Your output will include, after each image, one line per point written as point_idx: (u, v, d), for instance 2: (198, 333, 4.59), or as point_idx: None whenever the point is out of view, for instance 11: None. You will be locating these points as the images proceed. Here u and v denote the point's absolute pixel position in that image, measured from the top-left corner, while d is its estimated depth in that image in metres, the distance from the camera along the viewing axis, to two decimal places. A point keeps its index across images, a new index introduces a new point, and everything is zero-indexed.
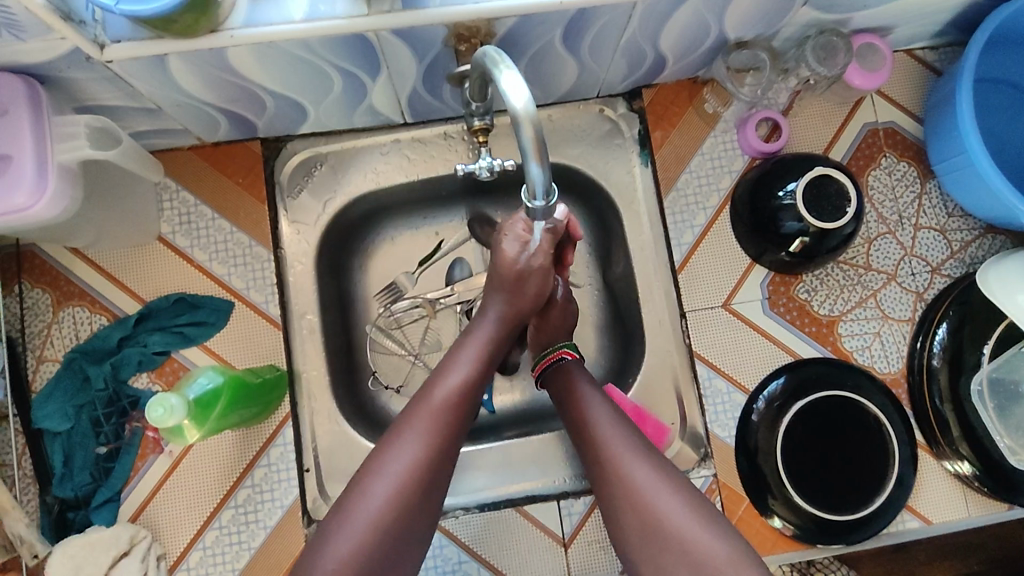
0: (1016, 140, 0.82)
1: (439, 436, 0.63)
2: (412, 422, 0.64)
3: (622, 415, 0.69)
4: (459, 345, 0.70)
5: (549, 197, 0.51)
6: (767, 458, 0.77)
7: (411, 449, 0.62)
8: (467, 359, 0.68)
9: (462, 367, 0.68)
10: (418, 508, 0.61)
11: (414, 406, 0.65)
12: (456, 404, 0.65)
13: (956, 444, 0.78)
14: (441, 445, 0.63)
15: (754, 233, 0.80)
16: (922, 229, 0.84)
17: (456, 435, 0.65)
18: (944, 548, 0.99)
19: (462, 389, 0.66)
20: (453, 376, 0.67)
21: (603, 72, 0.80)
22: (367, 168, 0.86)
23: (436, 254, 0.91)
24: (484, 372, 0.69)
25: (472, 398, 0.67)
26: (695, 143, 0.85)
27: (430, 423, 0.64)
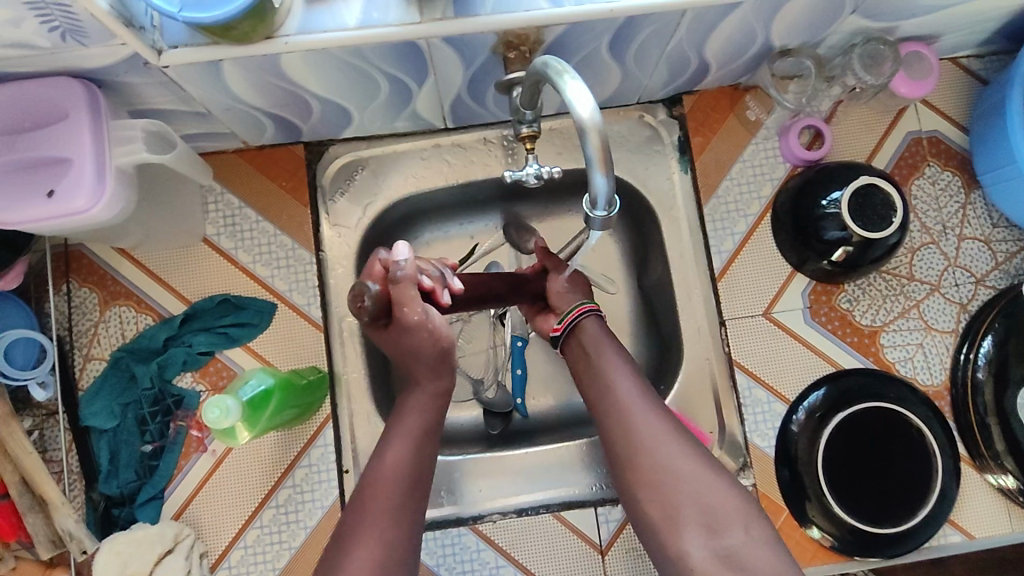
0: None
1: (388, 540, 0.59)
2: (361, 528, 0.59)
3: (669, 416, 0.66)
4: (396, 418, 0.64)
5: (610, 207, 0.50)
6: (808, 468, 0.77)
7: (367, 550, 0.57)
8: (408, 432, 0.63)
9: (403, 447, 0.63)
10: None
11: (359, 507, 0.60)
12: (404, 488, 0.61)
13: (1001, 458, 0.77)
14: (394, 550, 0.59)
15: (796, 242, 0.80)
16: (967, 240, 0.83)
17: (412, 524, 0.61)
18: (981, 562, 0.98)
19: (406, 472, 0.62)
20: (388, 462, 0.62)
21: (645, 78, 0.80)
22: (407, 172, 0.87)
23: (472, 257, 0.92)
24: (424, 451, 0.63)
25: (420, 475, 0.62)
26: (736, 150, 0.85)
27: (383, 518, 0.59)
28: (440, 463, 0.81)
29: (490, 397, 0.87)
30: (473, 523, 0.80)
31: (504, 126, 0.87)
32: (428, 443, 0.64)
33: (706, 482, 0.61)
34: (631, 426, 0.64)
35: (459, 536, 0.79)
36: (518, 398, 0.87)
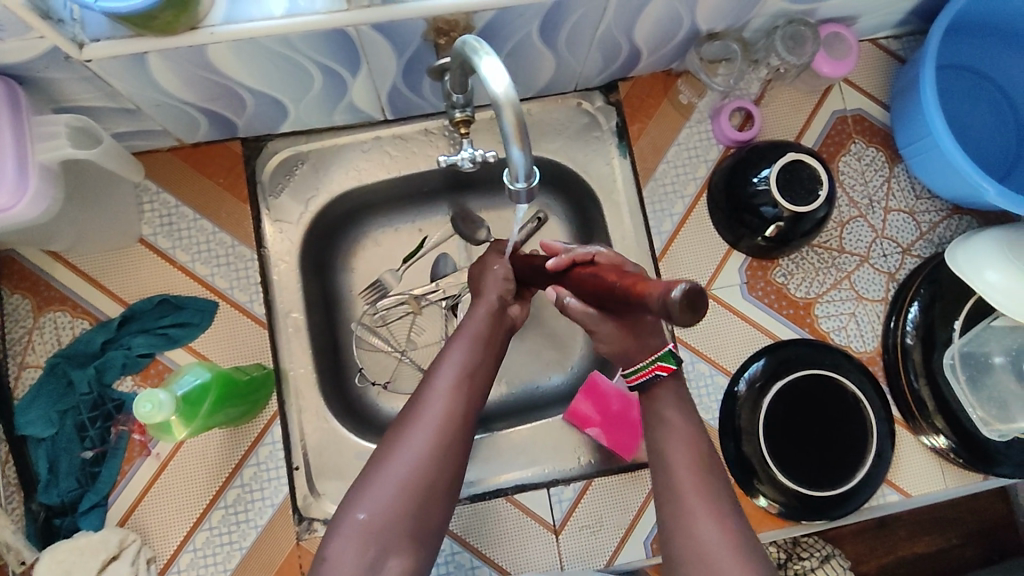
0: (979, 124, 0.84)
1: (451, 422, 0.63)
2: (425, 409, 0.63)
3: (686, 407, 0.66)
4: (461, 329, 0.69)
5: (530, 179, 0.52)
6: (750, 438, 0.79)
7: (428, 427, 0.62)
8: (470, 336, 0.68)
9: (466, 347, 0.67)
10: (443, 473, 0.61)
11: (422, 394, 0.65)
12: (466, 384, 0.65)
13: (931, 418, 0.80)
14: (456, 431, 0.63)
15: (730, 219, 0.83)
16: (892, 212, 0.86)
17: (470, 417, 0.65)
18: (924, 523, 1.02)
19: (468, 367, 0.66)
20: (453, 357, 0.66)
21: (579, 65, 0.81)
22: (349, 166, 0.87)
23: (421, 250, 0.92)
24: (485, 353, 0.68)
25: (477, 377, 0.66)
26: (672, 133, 0.87)
27: (444, 403, 0.63)
28: None
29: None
30: None
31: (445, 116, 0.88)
32: (489, 352, 0.68)
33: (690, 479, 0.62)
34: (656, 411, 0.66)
35: None
36: None
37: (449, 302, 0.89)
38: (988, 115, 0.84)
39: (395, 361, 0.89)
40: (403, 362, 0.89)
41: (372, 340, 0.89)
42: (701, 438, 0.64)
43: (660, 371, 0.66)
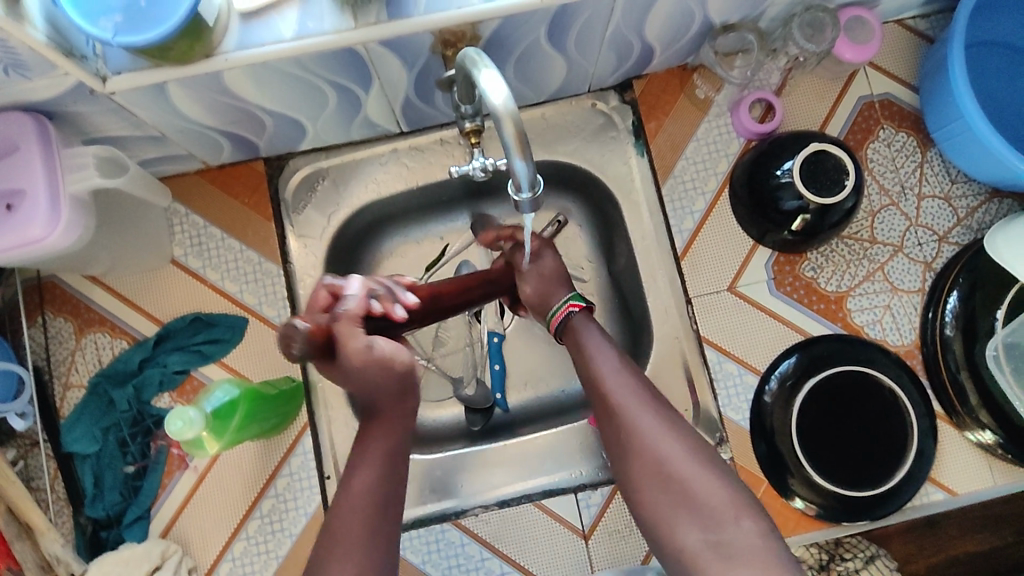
0: (1015, 102, 0.81)
1: (363, 564, 0.55)
2: (337, 545, 0.56)
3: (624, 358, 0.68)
4: (364, 446, 0.59)
5: (535, 188, 0.52)
6: (783, 437, 0.77)
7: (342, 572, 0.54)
8: (371, 459, 0.58)
9: (369, 472, 0.58)
10: None
11: (332, 519, 0.57)
12: (374, 514, 0.57)
13: (975, 412, 0.77)
14: (371, 572, 0.55)
15: (754, 213, 0.80)
16: (926, 198, 0.83)
17: (383, 562, 0.56)
18: (976, 521, 0.98)
19: (371, 496, 0.58)
20: (358, 477, 0.58)
21: (591, 65, 0.80)
22: (368, 179, 0.88)
23: (442, 259, 0.94)
24: (391, 476, 0.59)
25: (385, 502, 0.58)
26: (690, 129, 0.86)
27: (355, 543, 0.56)
28: (422, 462, 0.82)
29: (470, 394, 0.88)
30: (456, 518, 0.79)
31: None
32: (391, 480, 0.59)
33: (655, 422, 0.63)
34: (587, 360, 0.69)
35: (443, 532, 0.79)
36: (498, 393, 0.88)
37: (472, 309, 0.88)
38: None
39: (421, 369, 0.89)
40: (429, 370, 0.89)
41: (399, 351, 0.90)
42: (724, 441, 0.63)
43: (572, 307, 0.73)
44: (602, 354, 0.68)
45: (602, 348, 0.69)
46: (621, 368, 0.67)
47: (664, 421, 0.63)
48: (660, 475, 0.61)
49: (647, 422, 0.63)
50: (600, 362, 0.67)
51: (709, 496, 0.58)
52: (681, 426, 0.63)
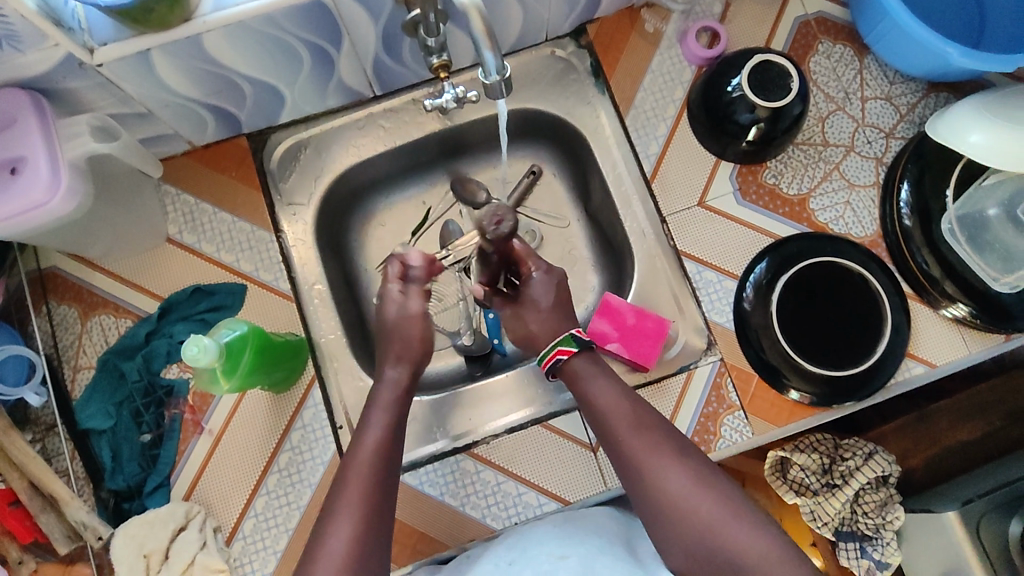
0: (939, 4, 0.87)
1: (372, 499, 0.64)
2: (345, 496, 0.63)
3: (652, 411, 0.70)
4: (368, 406, 0.72)
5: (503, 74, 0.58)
6: (766, 332, 0.81)
7: (350, 517, 0.62)
8: (380, 421, 0.70)
9: (377, 428, 0.69)
10: (374, 548, 0.62)
11: (341, 480, 0.65)
12: (384, 454, 0.67)
13: (942, 285, 0.82)
14: (377, 507, 0.64)
15: (712, 129, 0.86)
16: (870, 100, 0.89)
17: (384, 498, 0.65)
18: (963, 409, 1.06)
19: (380, 452, 0.67)
20: (368, 435, 0.68)
21: (545, 11, 0.86)
22: (349, 144, 0.93)
23: (427, 222, 1.01)
24: (397, 428, 0.70)
25: (391, 459, 0.67)
26: (644, 62, 0.91)
27: (360, 488, 0.64)
28: (428, 402, 0.85)
29: (467, 343, 0.93)
30: (468, 449, 0.82)
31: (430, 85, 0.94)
32: (394, 426, 0.70)
33: (697, 484, 0.64)
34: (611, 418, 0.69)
35: (457, 463, 0.82)
36: (494, 338, 0.94)
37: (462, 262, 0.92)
38: None
39: None
40: None
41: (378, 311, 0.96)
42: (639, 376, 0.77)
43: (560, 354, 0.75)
44: (620, 407, 0.70)
45: (620, 396, 0.70)
46: (649, 421, 0.68)
47: (696, 476, 0.65)
48: (700, 534, 0.63)
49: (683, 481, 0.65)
50: (627, 413, 0.69)
51: (744, 546, 0.61)
52: (720, 484, 0.65)
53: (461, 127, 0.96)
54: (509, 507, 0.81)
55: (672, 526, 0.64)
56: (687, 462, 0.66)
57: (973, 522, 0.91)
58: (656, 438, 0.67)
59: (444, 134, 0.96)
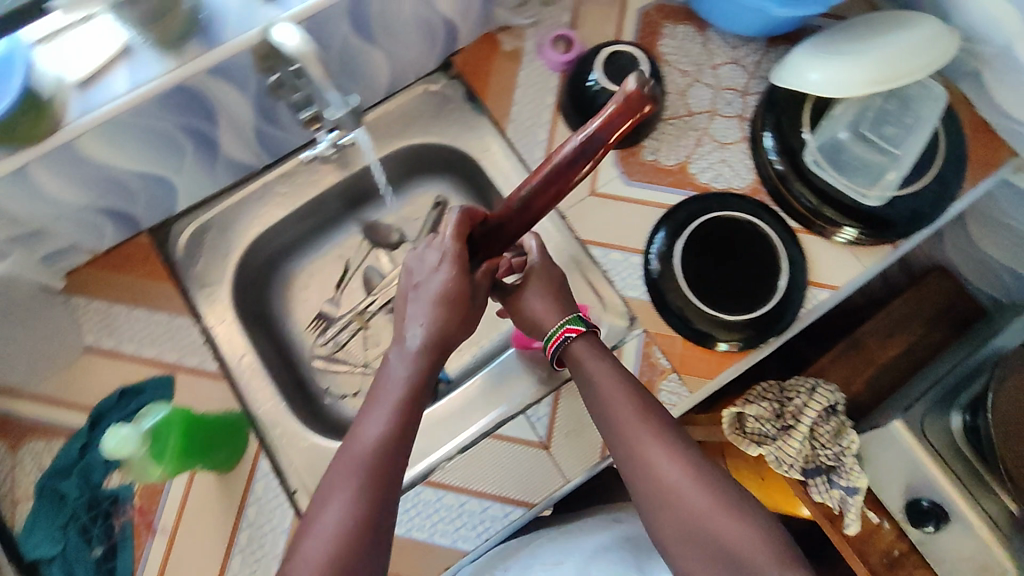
0: None
1: (372, 486, 0.59)
2: (339, 484, 0.59)
3: (642, 394, 0.71)
4: (370, 386, 0.67)
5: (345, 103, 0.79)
6: (677, 295, 0.86)
7: (343, 501, 0.58)
8: (387, 407, 0.64)
9: (377, 416, 0.63)
10: (374, 536, 0.58)
11: (332, 467, 0.61)
12: (393, 442, 0.62)
13: (823, 212, 0.87)
14: (378, 496, 0.59)
15: (585, 123, 0.92)
16: (720, 67, 0.96)
17: (388, 488, 0.60)
18: (887, 326, 1.12)
19: (388, 445, 0.61)
20: (372, 423, 0.63)
21: (408, 53, 0.91)
22: (251, 216, 0.94)
23: (348, 274, 1.03)
24: (409, 412, 0.64)
25: (394, 451, 0.61)
26: (514, 76, 0.96)
27: (357, 478, 0.59)
28: None
29: None
30: (425, 479, 0.82)
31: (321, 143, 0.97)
32: (407, 404, 0.64)
33: (686, 471, 0.65)
34: (608, 404, 0.70)
35: (417, 495, 0.81)
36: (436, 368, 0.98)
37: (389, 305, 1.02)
38: None
39: (360, 374, 0.99)
40: (368, 373, 0.99)
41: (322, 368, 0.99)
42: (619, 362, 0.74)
43: (570, 332, 0.74)
44: (618, 406, 0.70)
45: (618, 382, 0.71)
46: (639, 407, 0.69)
47: (683, 463, 0.66)
48: (686, 523, 0.64)
49: (671, 467, 0.66)
50: (613, 394, 0.70)
51: (732, 537, 0.62)
52: (704, 468, 0.66)
53: (356, 175, 0.99)
54: (478, 526, 0.80)
55: (664, 516, 0.65)
56: (676, 454, 0.67)
57: (918, 425, 0.96)
58: (643, 422, 0.68)
59: (344, 183, 0.99)
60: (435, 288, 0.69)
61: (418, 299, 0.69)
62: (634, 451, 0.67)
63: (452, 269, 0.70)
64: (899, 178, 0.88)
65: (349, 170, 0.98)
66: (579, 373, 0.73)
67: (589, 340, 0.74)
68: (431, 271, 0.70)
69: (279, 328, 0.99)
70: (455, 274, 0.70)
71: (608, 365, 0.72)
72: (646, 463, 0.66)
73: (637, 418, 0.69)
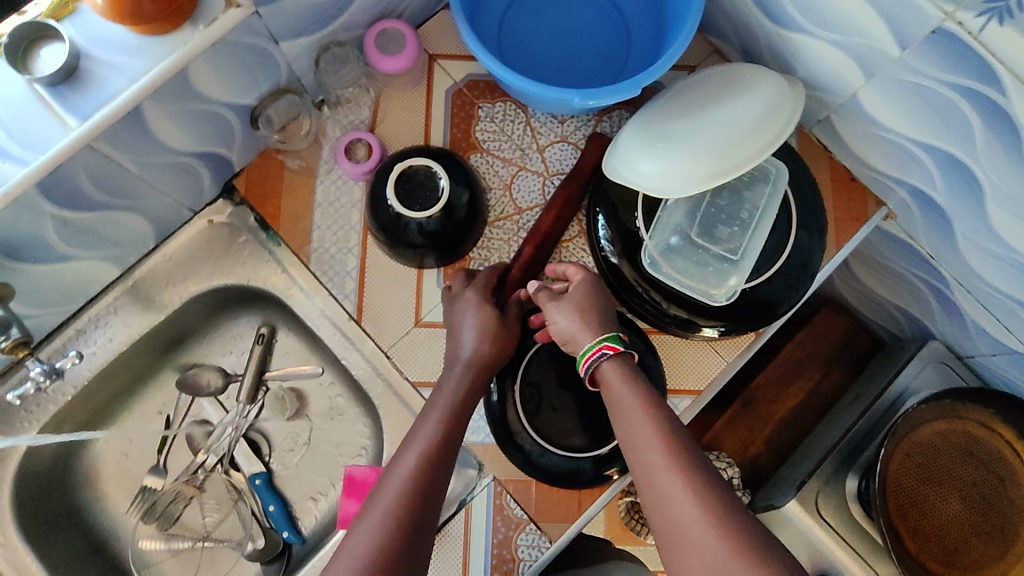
0: (579, 30, 0.81)
1: (414, 505, 0.59)
2: (366, 516, 0.58)
3: (668, 413, 0.60)
4: (431, 399, 0.68)
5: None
6: (522, 433, 0.76)
7: (375, 529, 0.57)
8: (423, 435, 0.64)
9: (424, 437, 0.63)
10: (398, 573, 0.55)
11: (383, 483, 0.61)
12: (434, 462, 0.62)
13: (668, 312, 0.77)
14: (412, 525, 0.58)
15: (393, 248, 0.77)
16: (547, 148, 0.84)
17: (424, 517, 0.59)
18: (781, 377, 1.06)
19: (430, 456, 0.62)
20: (416, 444, 0.63)
21: (165, 196, 0.76)
22: (20, 410, 0.80)
23: (170, 434, 0.88)
24: (450, 436, 0.64)
25: (435, 474, 0.61)
26: (308, 198, 0.82)
27: (409, 494, 0.59)
28: None
29: (257, 547, 0.86)
30: None
31: (99, 302, 0.82)
32: (443, 436, 0.64)
33: (708, 508, 0.53)
34: (626, 423, 0.60)
35: None
36: (285, 531, 0.86)
37: (223, 464, 0.88)
38: (583, 13, 0.81)
39: (199, 551, 0.87)
40: (208, 548, 0.87)
41: (159, 550, 0.86)
42: (630, 381, 0.62)
43: (605, 348, 0.64)
44: (638, 428, 0.59)
45: (640, 396, 0.61)
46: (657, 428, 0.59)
47: (701, 500, 0.54)
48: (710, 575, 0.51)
49: (687, 507, 0.54)
50: (633, 408, 0.60)
51: None
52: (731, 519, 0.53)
53: (175, 314, 0.84)
54: None
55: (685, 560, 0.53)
56: (706, 499, 0.54)
57: (810, 502, 0.90)
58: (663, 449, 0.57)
59: (148, 336, 0.84)
60: (471, 320, 0.71)
61: (460, 331, 0.71)
62: (653, 477, 0.56)
63: (477, 307, 0.72)
64: (743, 283, 0.76)
65: (161, 313, 0.83)
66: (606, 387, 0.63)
67: (625, 362, 0.64)
68: (460, 308, 0.73)
69: (93, 519, 0.86)
70: (484, 304, 0.72)
71: (635, 381, 0.62)
72: (665, 492, 0.55)
73: (653, 441, 0.58)
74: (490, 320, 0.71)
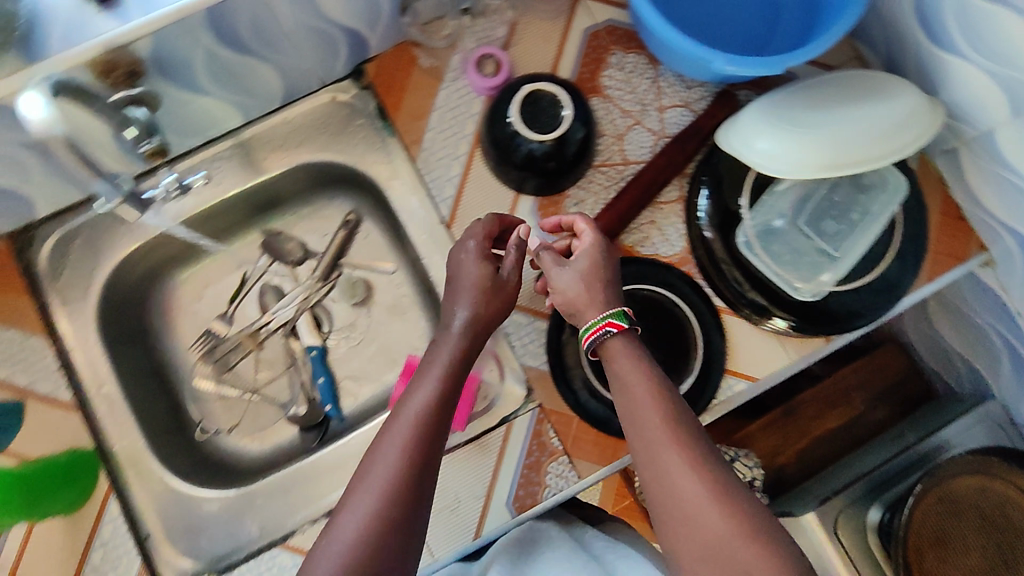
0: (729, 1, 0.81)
1: (426, 436, 0.59)
2: (381, 446, 0.58)
3: (665, 388, 0.61)
4: (437, 336, 0.67)
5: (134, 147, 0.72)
6: (575, 372, 0.79)
7: (390, 462, 0.57)
8: (433, 369, 0.64)
9: (436, 371, 0.63)
10: (413, 505, 0.56)
11: (395, 414, 0.61)
12: (444, 396, 0.62)
13: (748, 296, 0.78)
14: (425, 456, 0.58)
15: (500, 166, 0.80)
16: (668, 109, 0.84)
17: (436, 448, 0.60)
18: (829, 398, 1.06)
19: (441, 392, 0.62)
20: (430, 378, 0.63)
21: (301, 61, 0.79)
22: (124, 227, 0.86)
23: (245, 288, 0.93)
24: (461, 370, 0.65)
25: (444, 406, 0.61)
26: (429, 99, 0.84)
27: (423, 427, 0.59)
28: (236, 493, 0.81)
29: (300, 412, 0.90)
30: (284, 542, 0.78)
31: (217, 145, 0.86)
32: (454, 370, 0.64)
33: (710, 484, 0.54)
34: (627, 397, 0.60)
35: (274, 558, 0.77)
36: (328, 405, 0.89)
37: (286, 327, 0.92)
38: None
39: (245, 402, 0.91)
40: (254, 401, 0.91)
41: (210, 390, 0.91)
42: (636, 363, 0.62)
43: (609, 326, 0.63)
44: (640, 404, 0.59)
45: (639, 373, 0.61)
46: (654, 404, 0.59)
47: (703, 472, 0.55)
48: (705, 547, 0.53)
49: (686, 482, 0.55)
50: (635, 384, 0.60)
51: None
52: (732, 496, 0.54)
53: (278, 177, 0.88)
54: None
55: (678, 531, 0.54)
56: (705, 473, 0.55)
57: (830, 520, 0.89)
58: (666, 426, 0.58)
59: (248, 193, 0.88)
60: (471, 277, 0.69)
61: (460, 287, 0.69)
62: (653, 451, 0.57)
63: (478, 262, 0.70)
64: (833, 283, 0.77)
65: (265, 172, 0.87)
66: (609, 363, 0.63)
67: (630, 340, 0.63)
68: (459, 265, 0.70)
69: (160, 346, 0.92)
70: (480, 258, 0.70)
71: (641, 362, 0.62)
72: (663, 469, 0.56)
73: (650, 412, 0.59)
74: (484, 277, 0.69)
